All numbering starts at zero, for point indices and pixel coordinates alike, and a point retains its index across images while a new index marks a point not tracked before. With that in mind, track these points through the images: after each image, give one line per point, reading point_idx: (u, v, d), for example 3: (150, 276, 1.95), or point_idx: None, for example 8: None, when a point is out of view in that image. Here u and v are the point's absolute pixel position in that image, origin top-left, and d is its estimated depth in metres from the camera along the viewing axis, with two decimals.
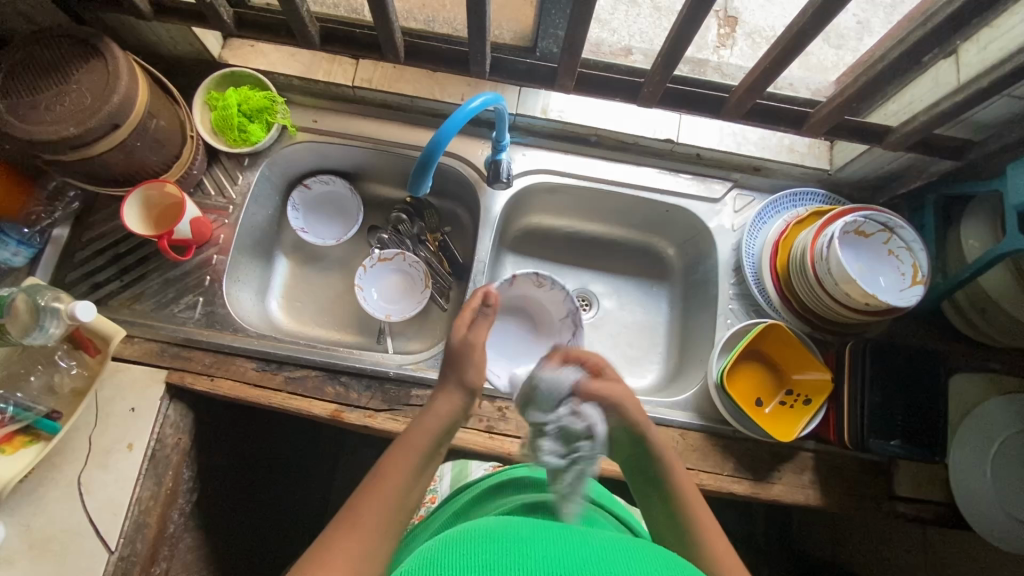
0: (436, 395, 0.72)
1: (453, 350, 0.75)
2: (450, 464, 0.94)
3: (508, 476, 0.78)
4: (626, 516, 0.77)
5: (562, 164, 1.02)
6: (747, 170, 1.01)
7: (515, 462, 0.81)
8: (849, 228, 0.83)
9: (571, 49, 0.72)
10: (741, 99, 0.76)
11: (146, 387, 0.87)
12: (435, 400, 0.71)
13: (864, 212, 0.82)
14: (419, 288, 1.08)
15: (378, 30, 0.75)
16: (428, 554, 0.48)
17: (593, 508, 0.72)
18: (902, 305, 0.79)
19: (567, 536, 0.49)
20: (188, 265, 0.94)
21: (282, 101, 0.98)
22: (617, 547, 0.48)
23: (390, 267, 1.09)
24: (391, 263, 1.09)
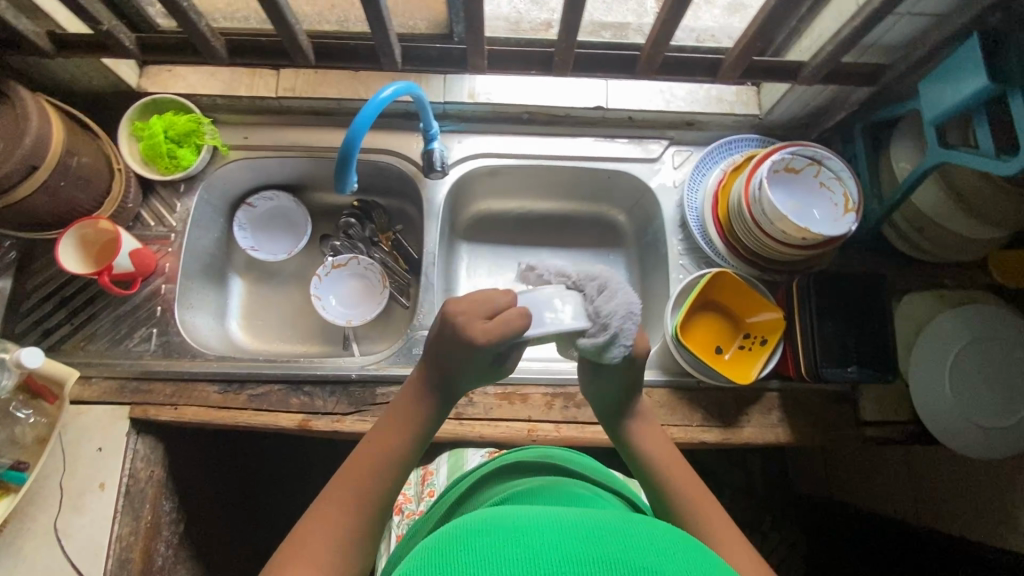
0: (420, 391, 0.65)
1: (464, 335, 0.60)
2: (445, 454, 0.90)
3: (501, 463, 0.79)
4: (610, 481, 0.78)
5: (499, 146, 1.02)
6: (680, 126, 1.02)
7: (509, 448, 0.82)
8: (780, 167, 0.84)
9: (473, 28, 0.73)
10: (650, 55, 0.77)
11: (111, 426, 0.87)
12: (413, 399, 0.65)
13: (791, 148, 0.83)
14: (378, 289, 1.08)
15: (282, 37, 0.75)
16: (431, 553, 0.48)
17: (569, 480, 0.72)
18: (841, 235, 0.80)
19: (553, 518, 0.51)
20: (137, 299, 0.93)
21: (208, 122, 0.97)
22: (604, 526, 0.50)
23: (345, 273, 1.09)
24: (346, 268, 1.09)
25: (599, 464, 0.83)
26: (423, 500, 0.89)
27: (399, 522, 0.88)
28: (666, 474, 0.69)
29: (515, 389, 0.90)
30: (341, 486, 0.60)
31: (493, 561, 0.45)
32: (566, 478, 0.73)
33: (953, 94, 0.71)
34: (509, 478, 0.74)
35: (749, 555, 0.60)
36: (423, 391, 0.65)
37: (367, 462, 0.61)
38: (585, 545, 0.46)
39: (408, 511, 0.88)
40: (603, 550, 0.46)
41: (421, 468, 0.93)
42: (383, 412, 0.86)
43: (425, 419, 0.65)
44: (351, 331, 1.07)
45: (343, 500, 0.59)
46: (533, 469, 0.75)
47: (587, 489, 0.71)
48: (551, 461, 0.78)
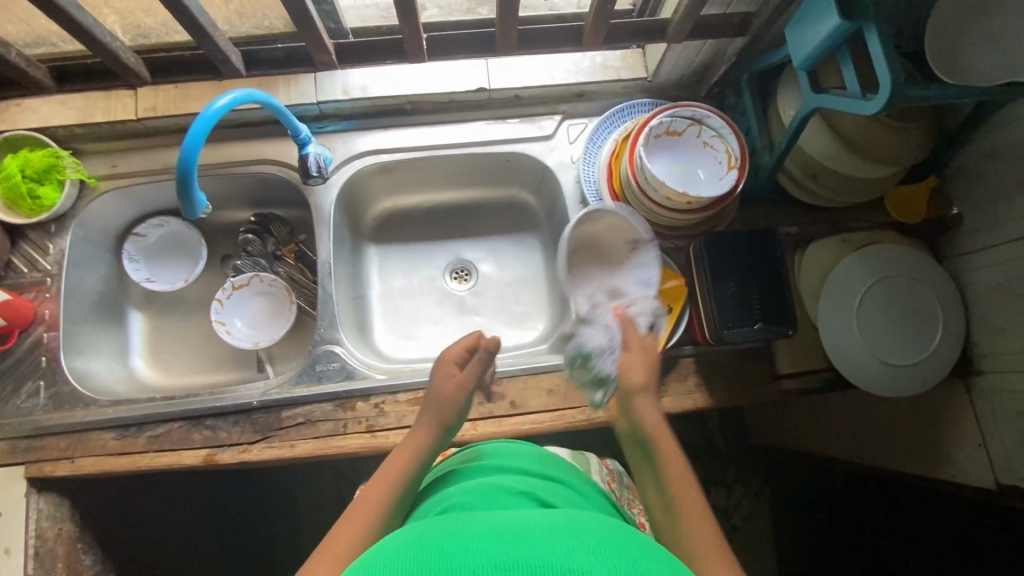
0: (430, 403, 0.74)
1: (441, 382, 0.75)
2: None
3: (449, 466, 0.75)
4: (562, 474, 0.73)
5: (385, 141, 0.98)
6: (571, 99, 0.99)
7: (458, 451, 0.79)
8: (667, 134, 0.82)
9: (304, 22, 0.67)
10: (504, 31, 0.73)
11: (7, 489, 0.83)
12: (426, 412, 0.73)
13: (669, 111, 0.80)
14: (285, 306, 1.04)
15: (100, 55, 0.69)
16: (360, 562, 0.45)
17: (512, 476, 0.67)
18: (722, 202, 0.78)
19: (502, 526, 0.48)
20: (18, 352, 0.88)
21: (69, 154, 0.91)
22: (556, 529, 0.47)
23: (249, 293, 1.05)
24: (249, 288, 1.05)
25: (543, 452, 0.78)
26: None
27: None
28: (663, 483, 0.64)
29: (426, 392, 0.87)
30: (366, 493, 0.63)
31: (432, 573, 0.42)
32: (508, 470, 0.69)
33: (813, 36, 0.69)
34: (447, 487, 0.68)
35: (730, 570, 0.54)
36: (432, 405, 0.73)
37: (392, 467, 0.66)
38: (528, 552, 0.43)
39: None
40: (547, 553, 0.43)
41: None
42: (291, 434, 0.84)
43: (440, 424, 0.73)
44: (264, 351, 1.03)
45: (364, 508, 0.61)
46: (472, 470, 0.70)
47: (522, 480, 0.66)
48: (489, 460, 0.73)
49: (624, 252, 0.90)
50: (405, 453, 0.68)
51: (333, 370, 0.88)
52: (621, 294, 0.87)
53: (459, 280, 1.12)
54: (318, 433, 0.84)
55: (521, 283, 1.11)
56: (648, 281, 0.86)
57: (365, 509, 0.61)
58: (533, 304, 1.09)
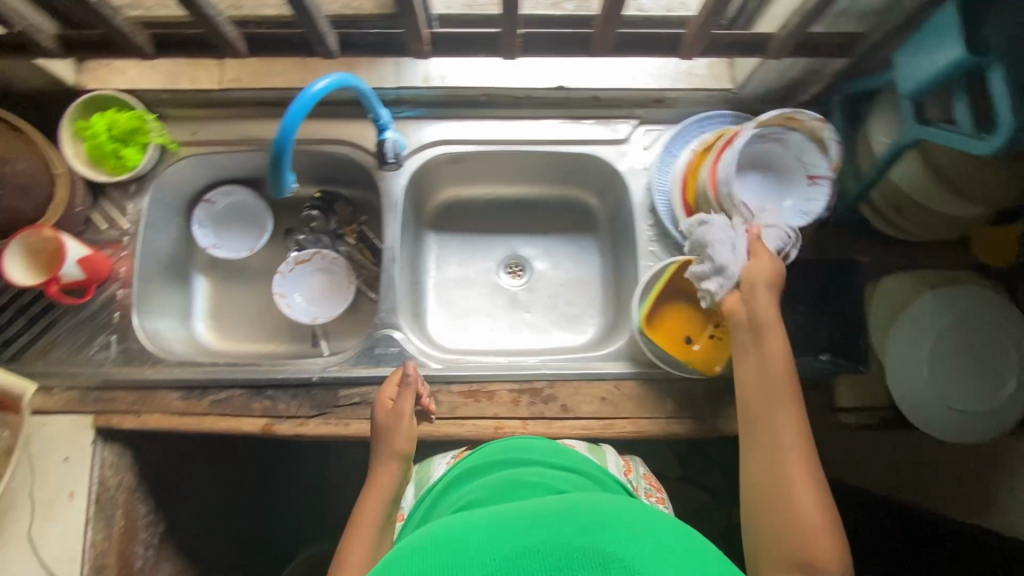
0: (377, 461, 0.76)
1: (380, 427, 0.78)
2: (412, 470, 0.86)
3: (467, 462, 0.76)
4: (577, 463, 0.73)
5: (459, 131, 0.97)
6: (650, 104, 0.96)
7: (474, 448, 0.78)
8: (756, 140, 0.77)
9: (406, 9, 0.67)
10: (603, 33, 0.72)
11: (76, 435, 0.86)
12: (377, 468, 0.75)
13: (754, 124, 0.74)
14: (344, 285, 1.06)
15: (204, 27, 0.70)
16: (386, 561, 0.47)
17: (533, 471, 0.68)
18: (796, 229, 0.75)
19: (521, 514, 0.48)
20: (94, 306, 0.91)
21: (153, 118, 0.93)
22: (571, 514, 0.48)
23: (311, 269, 1.06)
24: (311, 264, 1.07)
25: (559, 444, 0.79)
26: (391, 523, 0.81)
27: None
28: (770, 377, 0.66)
29: (480, 387, 0.88)
30: (353, 541, 0.68)
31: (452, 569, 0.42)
32: (528, 468, 0.70)
33: (928, 64, 0.66)
34: (467, 483, 0.72)
35: (815, 483, 0.59)
36: (384, 456, 0.75)
37: (369, 513, 0.71)
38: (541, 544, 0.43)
39: None
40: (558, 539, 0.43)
41: None
42: (347, 413, 0.86)
43: (402, 458, 0.75)
44: (320, 327, 1.06)
45: (357, 557, 0.66)
46: (496, 466, 0.73)
47: (538, 476, 0.67)
48: (510, 455, 0.75)
49: (799, 181, 0.77)
50: (377, 494, 0.73)
51: (391, 354, 0.90)
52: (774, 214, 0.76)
53: (513, 275, 1.11)
54: None
55: (574, 283, 1.10)
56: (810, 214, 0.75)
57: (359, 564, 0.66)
58: (586, 306, 1.08)
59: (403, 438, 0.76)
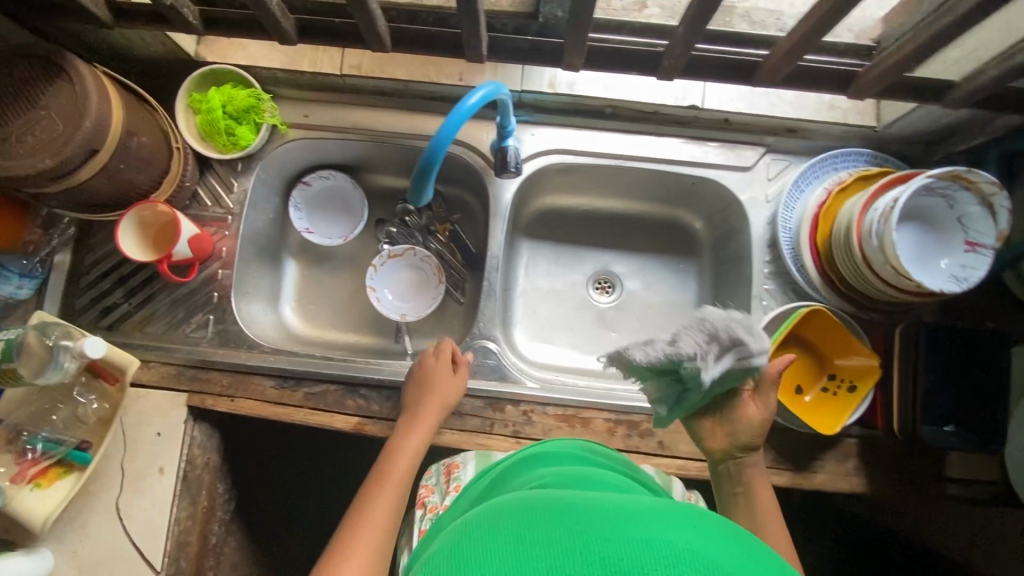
0: (416, 412, 0.78)
1: (417, 381, 0.81)
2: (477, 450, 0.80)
3: (535, 450, 0.69)
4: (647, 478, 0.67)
5: (575, 141, 0.93)
6: (781, 133, 0.91)
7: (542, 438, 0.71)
8: (921, 194, 0.72)
9: (577, 22, 0.63)
10: (776, 65, 0.66)
11: (169, 412, 0.86)
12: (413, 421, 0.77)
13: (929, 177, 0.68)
14: (432, 284, 1.04)
15: (359, 20, 0.67)
16: (458, 540, 0.42)
17: (613, 474, 0.60)
18: (944, 294, 0.69)
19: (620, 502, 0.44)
20: (194, 284, 0.90)
21: (268, 97, 0.90)
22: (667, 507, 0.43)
23: (401, 263, 1.04)
24: (402, 259, 1.04)
25: (626, 458, 0.73)
26: (447, 496, 0.76)
27: (420, 518, 0.77)
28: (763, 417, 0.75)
29: (576, 412, 0.85)
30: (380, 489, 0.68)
31: (555, 556, 0.37)
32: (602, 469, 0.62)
33: None
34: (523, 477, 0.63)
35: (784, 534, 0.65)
36: (421, 408, 0.78)
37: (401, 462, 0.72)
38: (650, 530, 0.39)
39: (430, 505, 0.77)
40: (679, 540, 0.38)
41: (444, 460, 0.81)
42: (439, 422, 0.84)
43: (438, 412, 0.78)
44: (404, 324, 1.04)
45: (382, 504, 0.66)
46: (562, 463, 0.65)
47: (617, 479, 0.59)
48: (576, 454, 0.67)
49: (954, 243, 0.71)
50: (411, 445, 0.74)
51: (487, 367, 0.88)
52: (926, 275, 0.71)
53: (603, 291, 1.08)
54: (464, 427, 0.84)
55: (666, 307, 1.06)
56: (962, 280, 0.70)
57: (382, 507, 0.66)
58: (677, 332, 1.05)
59: (443, 398, 0.79)
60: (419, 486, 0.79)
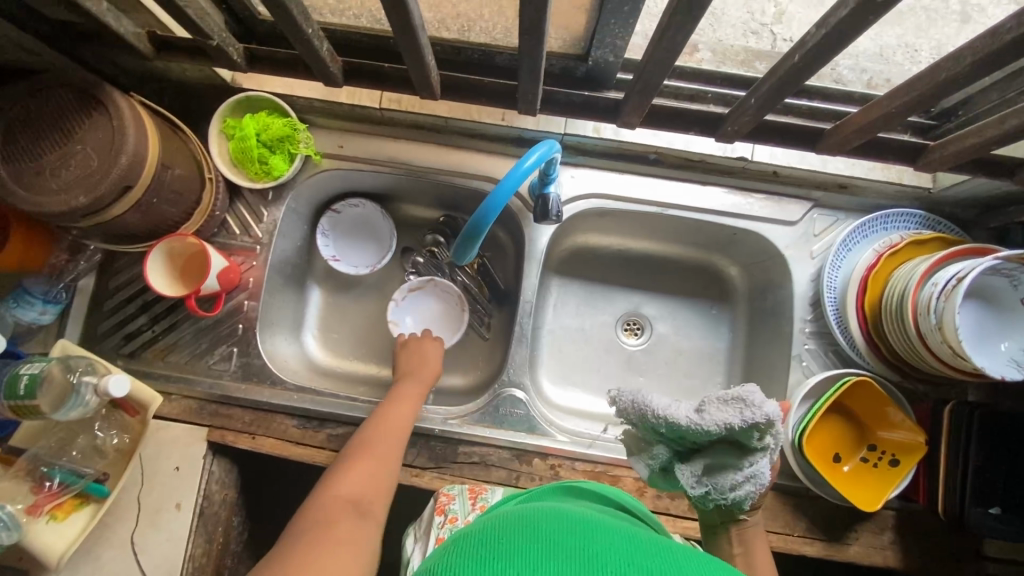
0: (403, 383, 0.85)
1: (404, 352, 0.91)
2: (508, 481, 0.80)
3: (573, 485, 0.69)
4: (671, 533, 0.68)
5: (615, 185, 0.91)
6: (831, 188, 0.88)
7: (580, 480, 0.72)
8: (985, 272, 0.68)
9: (640, 85, 0.61)
10: (843, 136, 0.64)
11: (189, 446, 0.84)
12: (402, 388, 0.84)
13: (997, 258, 0.65)
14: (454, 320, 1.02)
15: (411, 68, 0.66)
16: (493, 527, 0.47)
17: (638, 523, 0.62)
18: (1005, 381, 0.66)
19: (637, 536, 0.47)
20: (219, 314, 0.88)
21: (304, 127, 0.88)
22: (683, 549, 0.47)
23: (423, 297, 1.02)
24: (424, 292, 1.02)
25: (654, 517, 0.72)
26: (471, 513, 0.74)
27: (437, 524, 0.74)
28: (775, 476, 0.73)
29: (605, 469, 0.82)
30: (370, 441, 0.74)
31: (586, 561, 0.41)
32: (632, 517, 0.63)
33: None
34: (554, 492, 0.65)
35: None
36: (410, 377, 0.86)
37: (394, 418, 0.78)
38: (661, 564, 0.42)
39: (451, 514, 0.74)
40: None
41: (468, 483, 0.80)
42: (464, 471, 0.82)
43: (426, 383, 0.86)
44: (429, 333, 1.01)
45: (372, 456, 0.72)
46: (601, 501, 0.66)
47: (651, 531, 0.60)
48: (615, 498, 0.69)
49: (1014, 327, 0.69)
50: (403, 406, 0.81)
51: (516, 416, 0.85)
52: (985, 356, 0.68)
53: (632, 334, 1.05)
54: (490, 478, 0.82)
55: (697, 354, 1.03)
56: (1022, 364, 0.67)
57: (372, 459, 0.72)
58: (707, 381, 1.02)
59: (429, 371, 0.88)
60: (439, 494, 0.77)
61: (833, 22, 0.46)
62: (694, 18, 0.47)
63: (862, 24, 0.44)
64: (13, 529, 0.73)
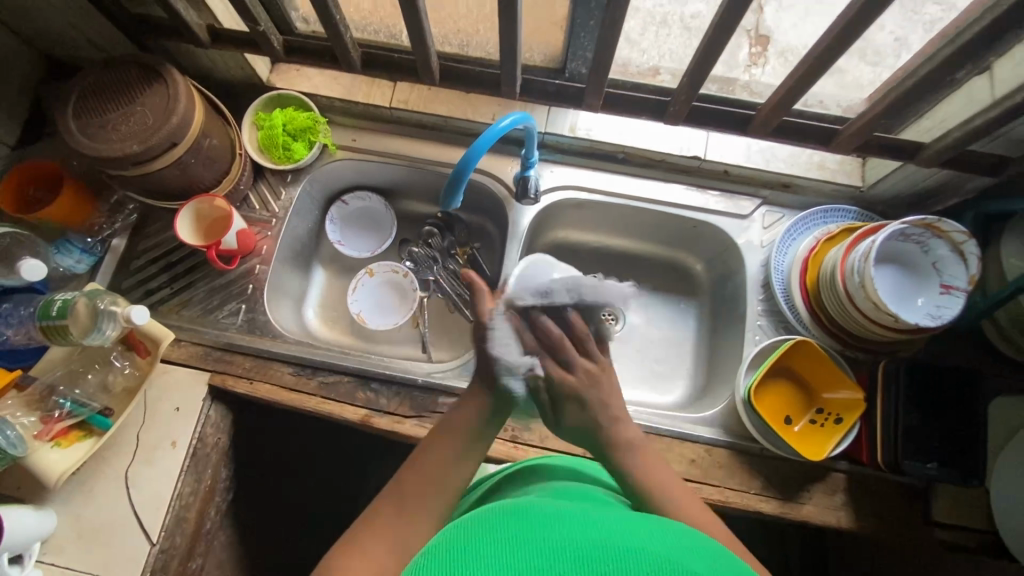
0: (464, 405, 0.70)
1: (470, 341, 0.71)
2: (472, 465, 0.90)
3: (529, 464, 0.76)
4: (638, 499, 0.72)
5: (589, 180, 1.04)
6: (776, 187, 1.01)
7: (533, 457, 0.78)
8: (899, 239, 0.79)
9: (599, 69, 0.75)
10: (767, 116, 0.77)
11: (190, 388, 0.92)
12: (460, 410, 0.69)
13: (903, 222, 0.76)
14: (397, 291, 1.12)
15: (416, 56, 0.81)
16: (455, 535, 0.48)
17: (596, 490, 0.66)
18: (921, 330, 0.75)
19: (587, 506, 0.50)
20: (232, 275, 0.99)
21: (324, 121, 1.03)
22: (629, 521, 0.49)
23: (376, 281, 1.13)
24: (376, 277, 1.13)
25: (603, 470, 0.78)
26: None
27: None
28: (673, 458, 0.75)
29: None
30: (431, 457, 0.65)
31: (549, 549, 0.43)
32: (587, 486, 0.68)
33: None
34: (502, 495, 0.70)
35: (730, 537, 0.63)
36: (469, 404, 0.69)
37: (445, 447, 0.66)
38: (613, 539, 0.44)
39: None
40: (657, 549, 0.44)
41: None
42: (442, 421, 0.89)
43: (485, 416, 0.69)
44: (421, 296, 1.12)
45: (431, 468, 0.64)
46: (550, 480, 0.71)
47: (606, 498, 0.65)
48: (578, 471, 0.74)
49: (929, 287, 0.79)
50: (452, 438, 0.67)
51: None
52: (904, 312, 0.78)
53: None
54: None
55: (667, 343, 1.10)
56: (939, 316, 0.77)
57: (431, 471, 0.64)
58: (676, 368, 1.07)
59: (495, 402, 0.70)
60: None
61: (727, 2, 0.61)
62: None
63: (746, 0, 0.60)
64: (19, 446, 0.79)
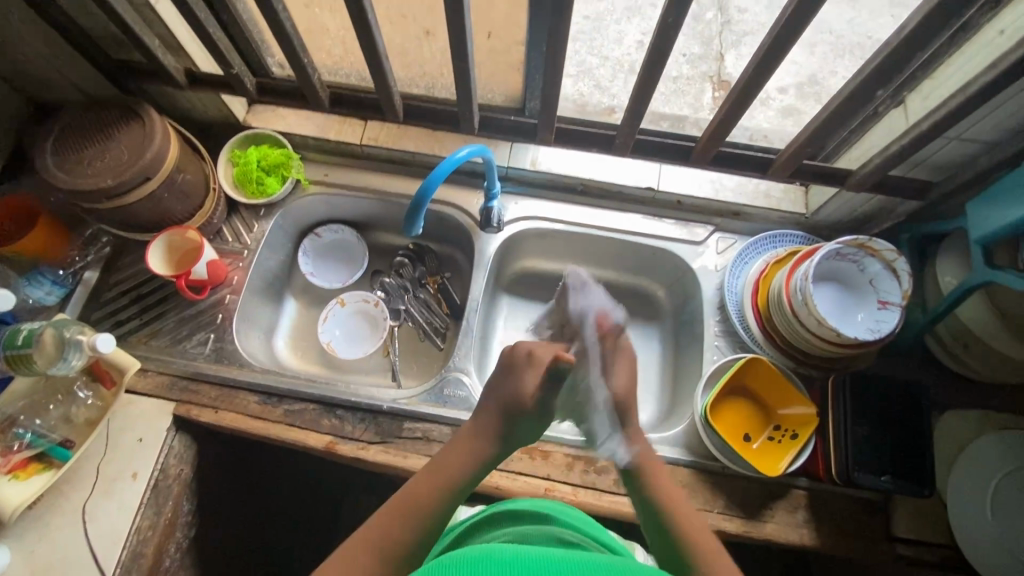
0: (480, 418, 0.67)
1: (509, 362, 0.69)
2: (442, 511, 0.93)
3: (496, 509, 0.77)
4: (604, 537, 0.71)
5: (551, 211, 1.09)
6: (727, 215, 1.06)
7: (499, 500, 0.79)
8: (836, 258, 0.85)
9: (549, 105, 0.81)
10: (706, 146, 0.84)
11: (155, 419, 0.92)
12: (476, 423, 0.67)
13: (837, 242, 0.81)
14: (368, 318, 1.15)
15: (380, 95, 0.87)
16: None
17: (556, 530, 0.67)
18: (861, 343, 0.79)
19: (541, 552, 0.46)
20: (203, 304, 1.01)
21: (297, 157, 1.08)
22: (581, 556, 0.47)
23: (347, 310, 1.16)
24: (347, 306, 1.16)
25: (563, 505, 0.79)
26: None
27: None
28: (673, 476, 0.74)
29: (537, 445, 0.90)
30: (437, 467, 0.63)
31: None
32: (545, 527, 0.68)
33: (1000, 217, 0.72)
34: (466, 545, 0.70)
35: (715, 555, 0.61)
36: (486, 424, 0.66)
37: (451, 461, 0.64)
38: None
39: None
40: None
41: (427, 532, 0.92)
42: (407, 446, 0.89)
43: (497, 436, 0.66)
44: (392, 325, 1.14)
45: (436, 477, 0.62)
46: (514, 522, 0.71)
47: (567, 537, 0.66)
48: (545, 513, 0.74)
49: (868, 304, 0.84)
50: (465, 450, 0.65)
51: (459, 397, 0.94)
52: (846, 327, 0.83)
53: None
54: (430, 451, 0.89)
55: None
56: (879, 331, 0.81)
57: (433, 482, 0.62)
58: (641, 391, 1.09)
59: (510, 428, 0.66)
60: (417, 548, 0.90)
61: (655, 43, 0.68)
62: (565, 40, 0.69)
63: (668, 40, 0.67)
64: None
